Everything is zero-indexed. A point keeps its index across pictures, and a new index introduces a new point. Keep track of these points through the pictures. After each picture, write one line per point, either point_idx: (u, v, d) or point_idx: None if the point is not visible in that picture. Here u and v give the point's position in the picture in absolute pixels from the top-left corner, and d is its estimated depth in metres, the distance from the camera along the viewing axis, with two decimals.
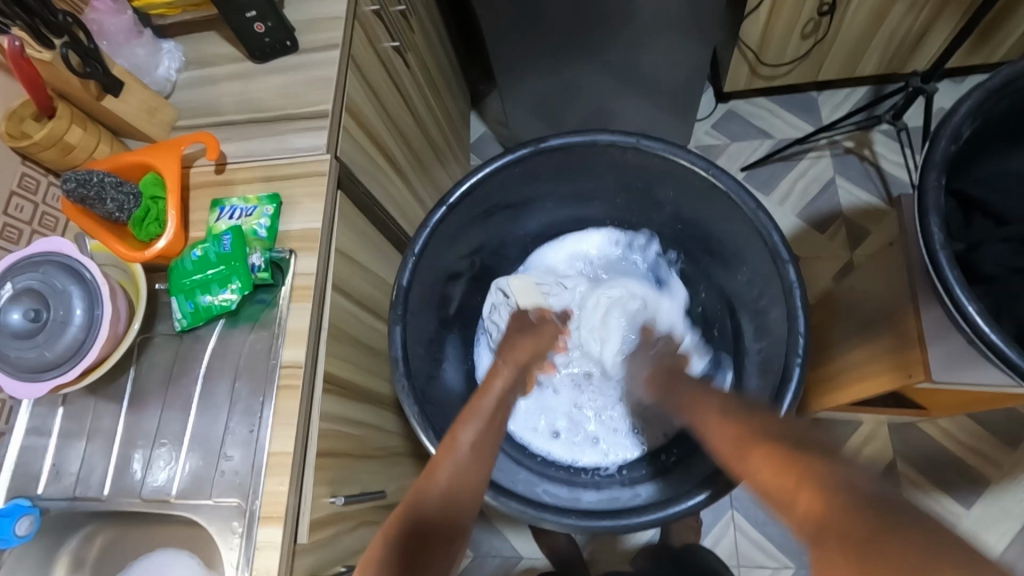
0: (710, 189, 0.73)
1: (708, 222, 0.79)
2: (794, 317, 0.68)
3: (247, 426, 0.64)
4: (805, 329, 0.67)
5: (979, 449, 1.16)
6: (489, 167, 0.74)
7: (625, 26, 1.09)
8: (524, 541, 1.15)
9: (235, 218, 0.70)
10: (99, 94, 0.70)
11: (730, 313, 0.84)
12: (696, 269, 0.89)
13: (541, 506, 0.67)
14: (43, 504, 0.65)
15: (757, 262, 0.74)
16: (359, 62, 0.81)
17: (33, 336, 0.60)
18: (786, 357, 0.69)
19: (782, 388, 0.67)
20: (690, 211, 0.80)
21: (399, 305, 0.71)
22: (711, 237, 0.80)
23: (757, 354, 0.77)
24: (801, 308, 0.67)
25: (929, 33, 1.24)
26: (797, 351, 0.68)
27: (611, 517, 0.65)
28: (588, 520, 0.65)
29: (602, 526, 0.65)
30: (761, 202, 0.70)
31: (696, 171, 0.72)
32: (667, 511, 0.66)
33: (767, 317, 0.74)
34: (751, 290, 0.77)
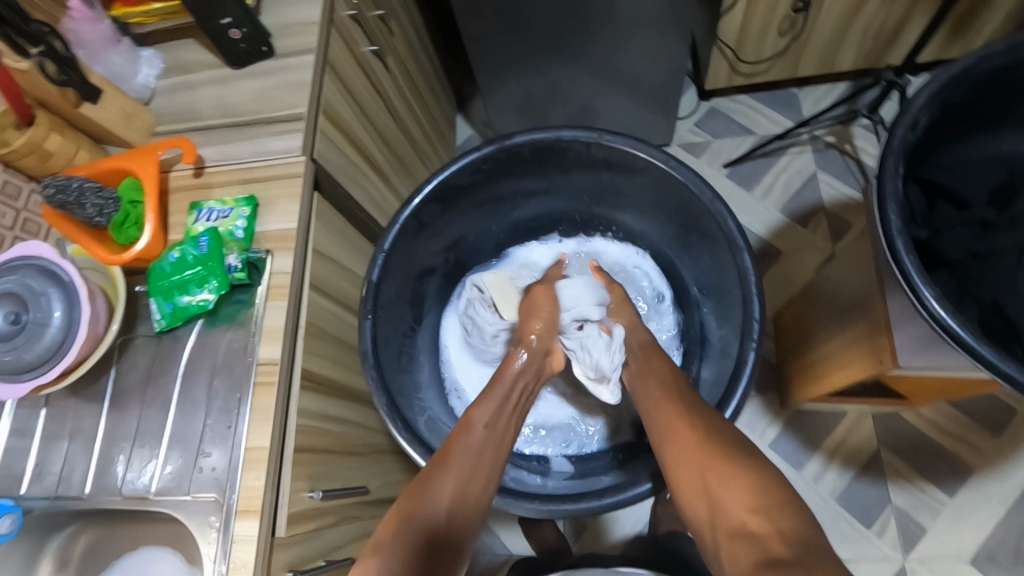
0: (671, 180, 0.74)
1: (671, 213, 0.80)
2: (751, 302, 0.69)
3: (224, 423, 0.65)
4: (760, 315, 0.68)
5: (963, 437, 1.17)
6: (456, 165, 0.75)
7: (601, 26, 1.11)
8: (513, 536, 1.16)
9: (212, 220, 0.71)
10: (77, 102, 0.72)
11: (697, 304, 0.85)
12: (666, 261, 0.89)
13: (507, 492, 0.69)
14: (26, 504, 0.66)
15: (718, 250, 0.75)
16: (335, 66, 0.83)
17: (13, 338, 0.61)
18: (742, 341, 0.69)
19: (738, 374, 0.67)
20: (657, 205, 0.81)
21: (369, 300, 0.72)
22: (677, 227, 0.81)
23: (720, 342, 0.78)
24: (756, 294, 0.69)
25: (904, 27, 1.26)
26: (752, 336, 0.68)
27: (572, 501, 0.66)
28: (551, 503, 0.66)
29: (564, 510, 0.66)
30: (718, 191, 0.71)
31: (656, 164, 0.73)
32: (626, 494, 0.66)
33: (729, 305, 0.76)
34: (716, 282, 0.78)
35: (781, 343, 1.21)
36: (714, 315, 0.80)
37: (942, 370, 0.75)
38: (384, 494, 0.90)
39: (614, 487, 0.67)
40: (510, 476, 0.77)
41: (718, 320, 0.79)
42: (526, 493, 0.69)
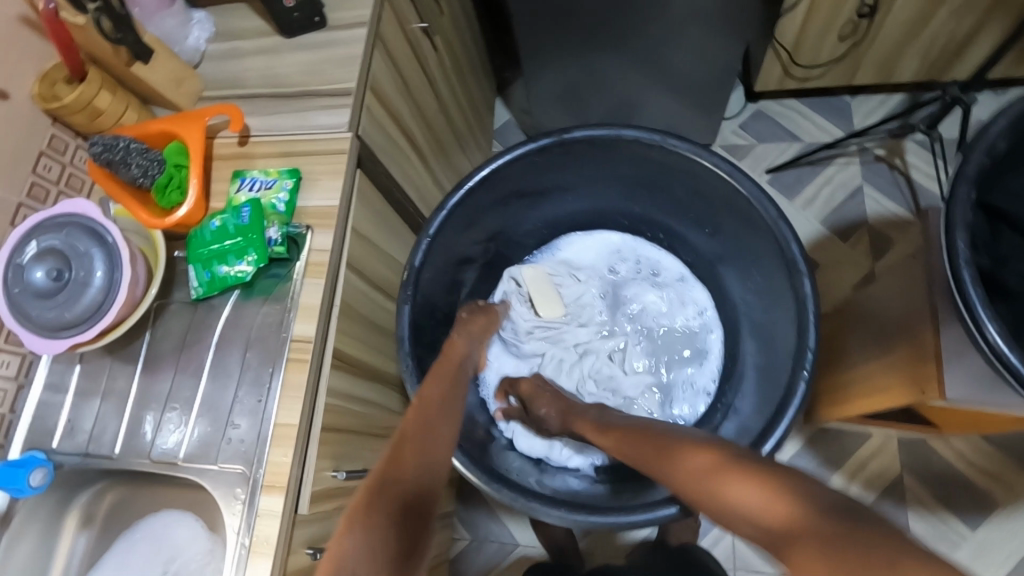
0: (731, 192, 0.72)
1: (728, 229, 0.77)
2: (806, 327, 0.67)
3: (255, 397, 0.65)
4: (815, 341, 0.66)
5: (991, 471, 1.14)
6: (509, 154, 0.73)
7: (657, 19, 1.07)
8: (523, 529, 1.16)
9: (255, 190, 0.70)
10: (129, 61, 0.71)
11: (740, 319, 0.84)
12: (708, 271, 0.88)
13: (533, 495, 0.68)
14: (58, 459, 0.67)
15: (772, 269, 0.73)
16: (385, 42, 0.81)
17: (55, 294, 0.62)
18: (792, 370, 0.67)
19: (786, 401, 0.66)
20: (713, 221, 0.79)
21: (409, 285, 0.71)
22: (728, 243, 0.79)
23: (765, 363, 0.76)
24: (813, 319, 0.66)
25: (972, 41, 1.20)
26: (804, 364, 0.66)
27: (599, 513, 0.65)
28: (576, 512, 0.65)
29: (589, 521, 0.65)
30: (782, 209, 0.69)
31: (719, 174, 0.71)
32: (655, 513, 0.64)
33: (777, 324, 0.74)
34: (766, 308, 0.76)
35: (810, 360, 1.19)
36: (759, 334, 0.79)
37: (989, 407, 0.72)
38: None
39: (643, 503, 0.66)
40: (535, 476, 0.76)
41: (762, 342, 0.78)
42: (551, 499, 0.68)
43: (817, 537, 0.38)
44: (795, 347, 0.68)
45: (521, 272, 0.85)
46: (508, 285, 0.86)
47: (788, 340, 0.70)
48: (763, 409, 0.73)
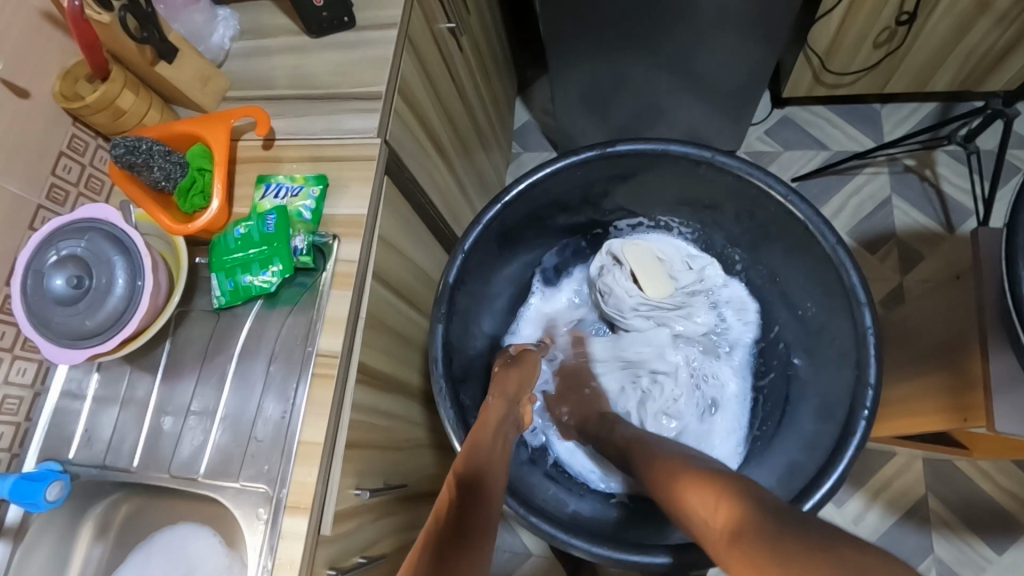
0: (786, 215, 0.69)
1: (779, 255, 0.75)
2: (867, 364, 0.65)
3: (279, 411, 0.63)
4: (876, 379, 0.64)
5: (1019, 495, 1.11)
6: (550, 167, 0.70)
7: (691, 23, 1.04)
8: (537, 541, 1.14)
9: (280, 197, 0.68)
10: (153, 60, 0.69)
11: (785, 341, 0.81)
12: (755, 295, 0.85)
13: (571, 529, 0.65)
14: (73, 470, 0.65)
15: (826, 299, 0.70)
16: (415, 43, 0.78)
17: (76, 302, 0.60)
18: (852, 408, 0.65)
19: (845, 441, 0.65)
20: (762, 246, 0.78)
21: (443, 303, 0.68)
22: (778, 268, 0.77)
23: (812, 391, 0.74)
24: (874, 356, 0.64)
25: (1014, 50, 1.16)
26: (865, 403, 0.64)
27: (639, 552, 0.63)
28: (617, 550, 0.63)
29: (631, 560, 0.62)
30: (840, 236, 0.66)
31: (775, 198, 0.68)
32: (701, 553, 0.62)
33: (830, 355, 0.72)
34: (816, 335, 0.74)
35: None
36: (806, 359, 0.77)
37: None
38: (421, 490, 0.88)
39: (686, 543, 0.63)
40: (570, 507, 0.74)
41: (810, 369, 0.76)
42: (589, 533, 0.65)
43: (760, 535, 0.39)
44: (854, 384, 0.66)
45: (623, 248, 0.83)
46: (606, 260, 0.84)
47: (845, 376, 0.68)
48: (815, 444, 0.71)
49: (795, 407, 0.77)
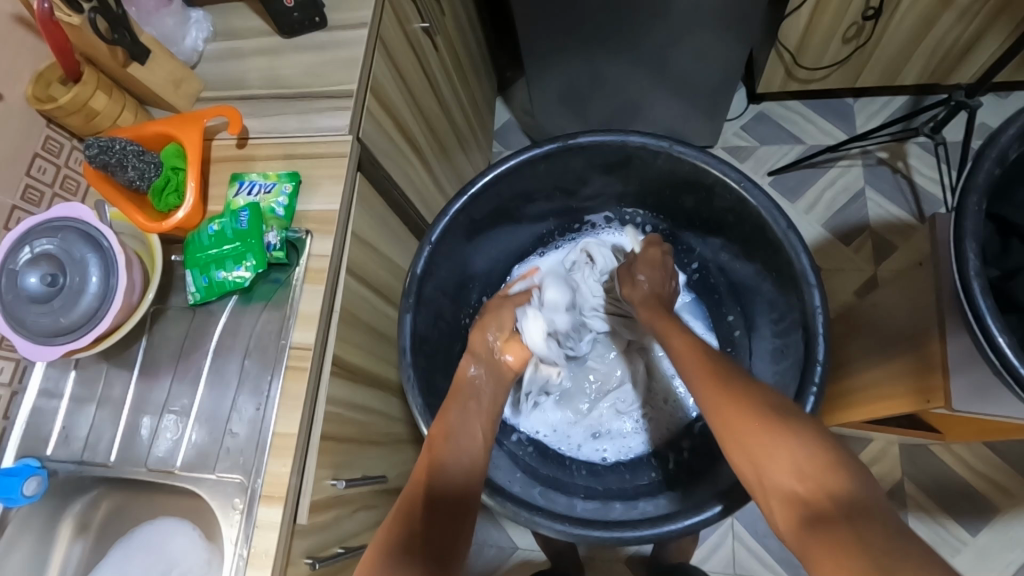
0: (740, 203, 0.71)
1: (738, 242, 0.77)
2: (814, 344, 0.65)
3: (254, 404, 0.64)
4: (823, 358, 0.64)
5: (992, 477, 1.13)
6: (514, 160, 0.73)
7: (663, 22, 1.06)
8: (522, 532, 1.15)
9: (253, 194, 0.69)
10: (125, 62, 0.70)
11: (749, 328, 0.81)
12: (719, 288, 0.85)
13: (536, 509, 0.67)
14: (52, 466, 0.66)
15: (783, 284, 0.71)
16: (387, 43, 0.80)
17: (50, 300, 0.60)
18: (801, 386, 0.65)
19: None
20: (715, 231, 0.79)
21: (410, 292, 0.71)
22: (732, 257, 0.80)
23: (772, 378, 0.75)
24: (820, 333, 0.65)
25: (979, 44, 1.18)
26: (813, 382, 0.64)
27: (602, 527, 0.65)
28: (578, 528, 0.65)
29: (594, 536, 0.64)
30: (792, 221, 0.68)
31: (727, 183, 0.70)
32: (661, 529, 0.64)
33: (788, 339, 0.72)
34: (774, 319, 0.75)
35: None
36: (768, 347, 0.77)
37: (996, 415, 0.72)
38: (402, 484, 0.89)
39: (648, 520, 0.66)
40: (537, 489, 0.76)
41: (772, 357, 0.76)
42: (554, 512, 0.67)
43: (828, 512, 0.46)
44: (802, 361, 0.67)
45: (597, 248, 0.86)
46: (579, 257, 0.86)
47: (795, 353, 0.70)
48: None
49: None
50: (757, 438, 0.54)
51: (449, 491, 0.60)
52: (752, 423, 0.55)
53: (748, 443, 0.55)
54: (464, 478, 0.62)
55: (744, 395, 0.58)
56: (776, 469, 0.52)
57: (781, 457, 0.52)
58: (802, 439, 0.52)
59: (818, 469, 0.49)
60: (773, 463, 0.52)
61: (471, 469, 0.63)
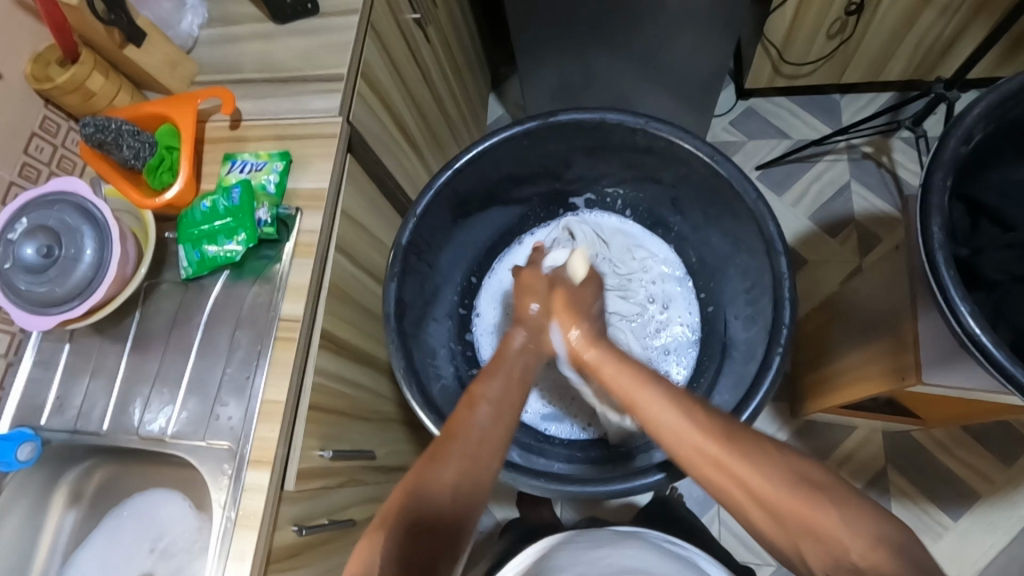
0: (712, 175, 0.73)
1: (713, 218, 0.79)
2: (781, 308, 0.68)
3: (243, 374, 0.65)
4: (790, 320, 0.67)
5: (975, 465, 1.14)
6: (496, 137, 0.75)
7: (650, 16, 1.08)
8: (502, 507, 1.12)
9: (246, 172, 0.71)
10: (122, 43, 0.72)
11: (722, 297, 0.83)
12: (699, 271, 0.88)
13: (516, 468, 0.70)
14: (46, 435, 0.67)
15: (754, 254, 0.74)
16: (378, 30, 0.82)
17: (45, 271, 0.62)
18: (768, 347, 0.68)
19: (760, 378, 0.67)
20: (690, 207, 0.82)
21: (395, 263, 0.73)
22: (706, 234, 0.83)
23: (742, 345, 0.78)
24: (788, 297, 0.68)
25: (959, 40, 1.20)
26: (779, 342, 0.67)
27: (577, 484, 0.68)
28: (553, 483, 0.68)
29: (568, 491, 0.67)
30: (762, 192, 0.70)
31: (700, 157, 0.72)
32: (631, 483, 0.67)
33: (758, 307, 0.75)
34: (746, 288, 0.78)
35: (798, 351, 1.19)
36: (738, 314, 0.80)
37: (966, 392, 0.74)
38: (391, 463, 0.90)
39: (620, 475, 0.68)
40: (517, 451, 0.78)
41: (743, 324, 0.79)
42: (532, 471, 0.70)
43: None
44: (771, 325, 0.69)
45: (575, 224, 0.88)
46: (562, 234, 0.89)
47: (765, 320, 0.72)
48: (736, 386, 0.75)
49: (729, 360, 0.79)
50: (767, 496, 0.50)
51: (437, 516, 0.53)
52: (754, 476, 0.51)
53: (763, 505, 0.50)
54: (461, 493, 0.55)
55: (742, 452, 0.53)
56: (809, 541, 0.48)
57: (815, 523, 0.48)
58: (831, 504, 0.48)
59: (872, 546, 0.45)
60: (808, 530, 0.48)
61: (478, 487, 0.57)
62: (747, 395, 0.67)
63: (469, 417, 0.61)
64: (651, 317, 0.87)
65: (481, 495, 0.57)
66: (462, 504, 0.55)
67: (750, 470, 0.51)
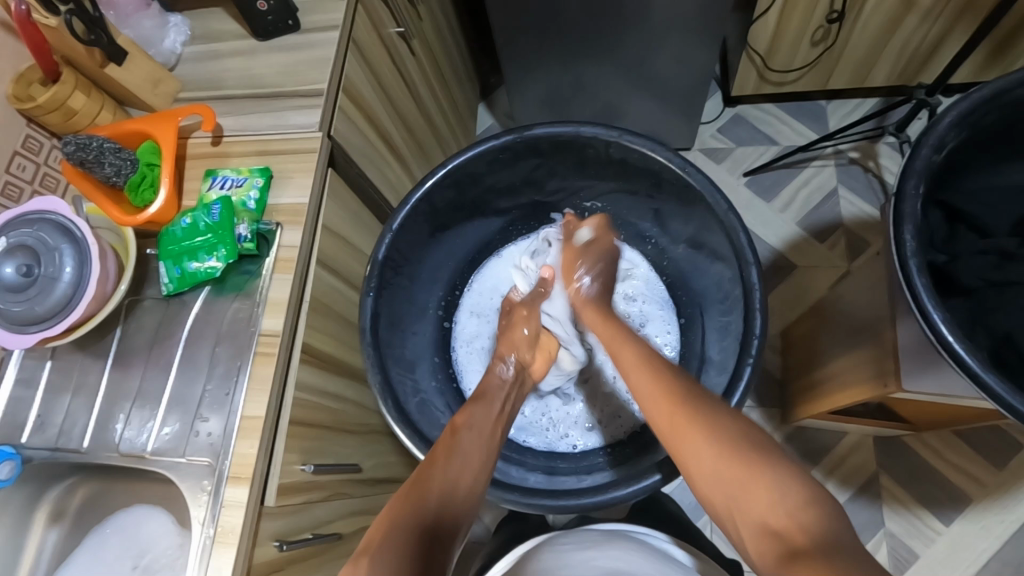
0: (686, 186, 0.74)
1: (689, 228, 0.79)
2: (753, 318, 0.68)
3: (222, 390, 0.66)
4: (762, 331, 0.67)
5: (966, 468, 1.13)
6: (472, 152, 0.75)
7: (633, 25, 1.09)
8: (493, 516, 1.11)
9: (226, 188, 0.72)
10: (103, 62, 0.73)
11: (700, 307, 0.84)
12: (678, 285, 0.88)
13: (492, 483, 0.70)
14: (27, 453, 0.68)
15: (729, 262, 0.74)
16: (359, 44, 0.82)
17: (25, 290, 0.63)
18: (740, 357, 0.68)
19: (732, 387, 0.67)
20: (668, 218, 0.83)
21: (372, 277, 0.73)
22: (683, 245, 0.83)
23: (719, 354, 0.77)
24: (760, 308, 0.68)
25: (941, 46, 1.21)
26: (751, 353, 0.67)
27: (551, 497, 0.68)
28: (530, 497, 0.68)
29: (542, 504, 0.67)
30: (733, 203, 0.71)
31: (673, 169, 0.73)
32: (605, 496, 0.67)
33: (732, 318, 0.75)
34: (721, 298, 0.78)
35: (787, 357, 1.19)
36: (715, 323, 0.80)
37: (948, 397, 0.75)
38: (377, 474, 0.90)
39: (595, 488, 0.68)
40: (495, 464, 0.79)
41: (719, 332, 0.79)
42: (508, 485, 0.70)
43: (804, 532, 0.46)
44: (743, 336, 0.69)
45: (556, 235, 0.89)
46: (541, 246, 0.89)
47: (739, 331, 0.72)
48: (715, 393, 0.75)
49: (708, 370, 0.79)
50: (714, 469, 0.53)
51: (430, 517, 0.55)
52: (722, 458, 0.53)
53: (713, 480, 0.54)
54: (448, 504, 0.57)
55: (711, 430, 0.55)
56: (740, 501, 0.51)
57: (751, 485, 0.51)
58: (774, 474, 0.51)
59: (801, 510, 0.48)
60: (748, 501, 0.51)
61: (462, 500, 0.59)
62: (722, 404, 0.67)
63: (455, 443, 0.63)
64: (627, 332, 0.88)
65: (462, 517, 0.58)
66: (448, 515, 0.56)
67: (711, 434, 0.55)
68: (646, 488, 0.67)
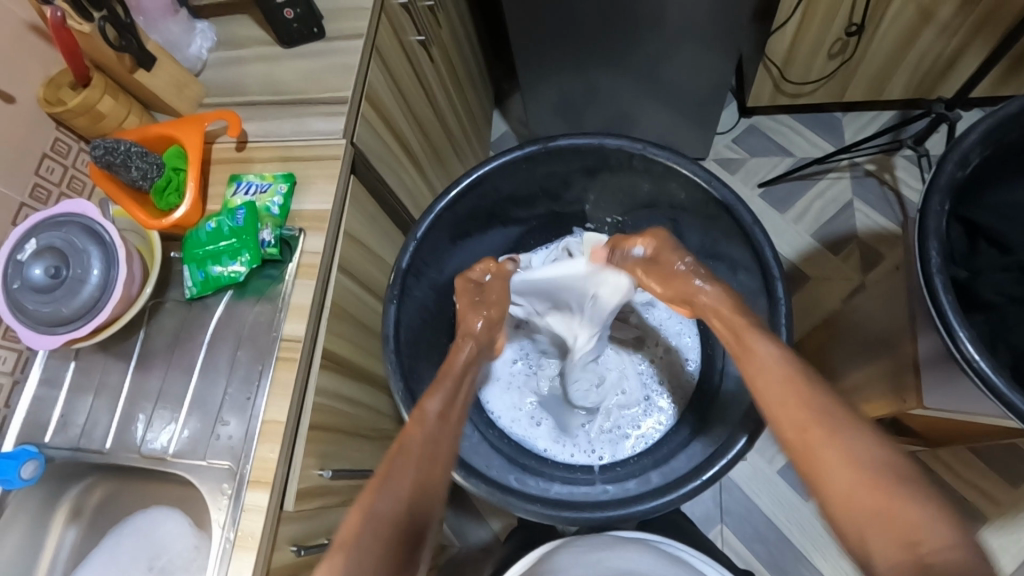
0: (708, 199, 0.74)
1: (713, 240, 0.79)
2: (775, 333, 0.68)
3: (244, 394, 0.66)
4: (784, 347, 0.67)
5: (981, 486, 1.12)
6: (494, 161, 0.76)
7: (651, 36, 1.09)
8: (503, 524, 1.12)
9: (250, 193, 0.72)
10: (132, 68, 0.74)
11: None
12: None
13: (510, 492, 0.70)
14: (49, 452, 0.68)
15: (750, 274, 0.74)
16: (382, 52, 0.83)
17: (52, 291, 0.64)
18: None
19: None
20: (688, 229, 0.83)
21: (394, 285, 0.74)
22: (702, 258, 0.84)
23: None
24: (783, 324, 0.68)
25: (960, 61, 1.21)
26: None
27: (573, 509, 0.68)
28: (549, 508, 0.68)
29: (564, 516, 0.67)
30: (757, 217, 0.71)
31: (696, 181, 0.73)
32: (626, 510, 0.67)
33: None
34: None
35: None
36: None
37: (968, 415, 0.74)
38: None
39: (615, 502, 0.68)
40: (512, 474, 0.78)
41: None
42: (526, 495, 0.70)
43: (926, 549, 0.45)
44: None
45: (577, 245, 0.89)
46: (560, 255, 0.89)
47: None
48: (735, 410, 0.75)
49: (726, 384, 0.80)
50: (844, 481, 0.50)
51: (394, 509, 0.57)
52: (839, 463, 0.51)
53: (835, 491, 0.51)
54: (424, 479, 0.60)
55: (845, 432, 0.53)
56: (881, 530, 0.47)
57: (887, 506, 0.48)
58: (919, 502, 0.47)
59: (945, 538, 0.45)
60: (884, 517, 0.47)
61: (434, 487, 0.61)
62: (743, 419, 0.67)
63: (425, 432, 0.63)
64: None
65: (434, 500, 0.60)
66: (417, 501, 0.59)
67: (856, 456, 0.51)
68: (681, 497, 0.67)
